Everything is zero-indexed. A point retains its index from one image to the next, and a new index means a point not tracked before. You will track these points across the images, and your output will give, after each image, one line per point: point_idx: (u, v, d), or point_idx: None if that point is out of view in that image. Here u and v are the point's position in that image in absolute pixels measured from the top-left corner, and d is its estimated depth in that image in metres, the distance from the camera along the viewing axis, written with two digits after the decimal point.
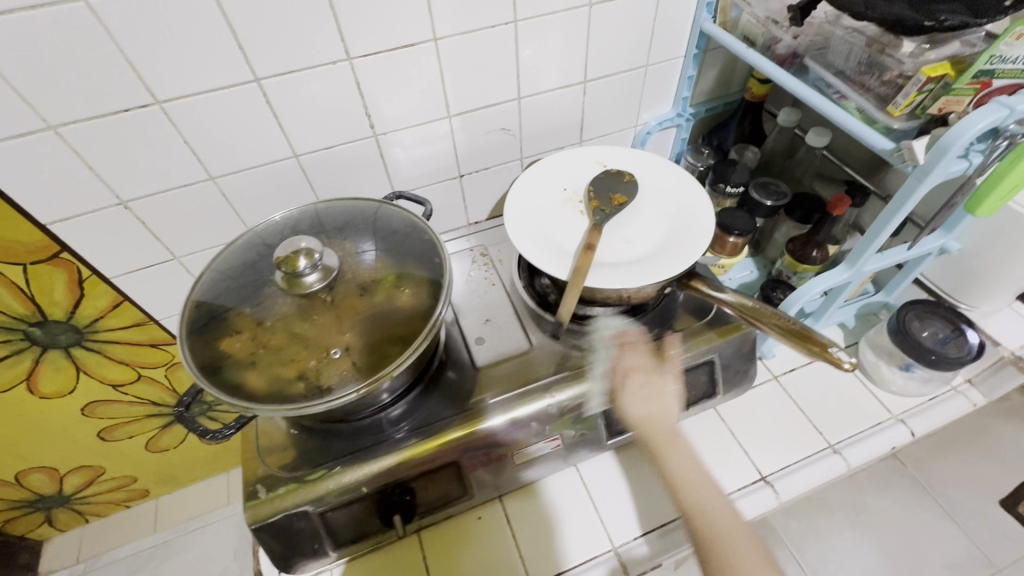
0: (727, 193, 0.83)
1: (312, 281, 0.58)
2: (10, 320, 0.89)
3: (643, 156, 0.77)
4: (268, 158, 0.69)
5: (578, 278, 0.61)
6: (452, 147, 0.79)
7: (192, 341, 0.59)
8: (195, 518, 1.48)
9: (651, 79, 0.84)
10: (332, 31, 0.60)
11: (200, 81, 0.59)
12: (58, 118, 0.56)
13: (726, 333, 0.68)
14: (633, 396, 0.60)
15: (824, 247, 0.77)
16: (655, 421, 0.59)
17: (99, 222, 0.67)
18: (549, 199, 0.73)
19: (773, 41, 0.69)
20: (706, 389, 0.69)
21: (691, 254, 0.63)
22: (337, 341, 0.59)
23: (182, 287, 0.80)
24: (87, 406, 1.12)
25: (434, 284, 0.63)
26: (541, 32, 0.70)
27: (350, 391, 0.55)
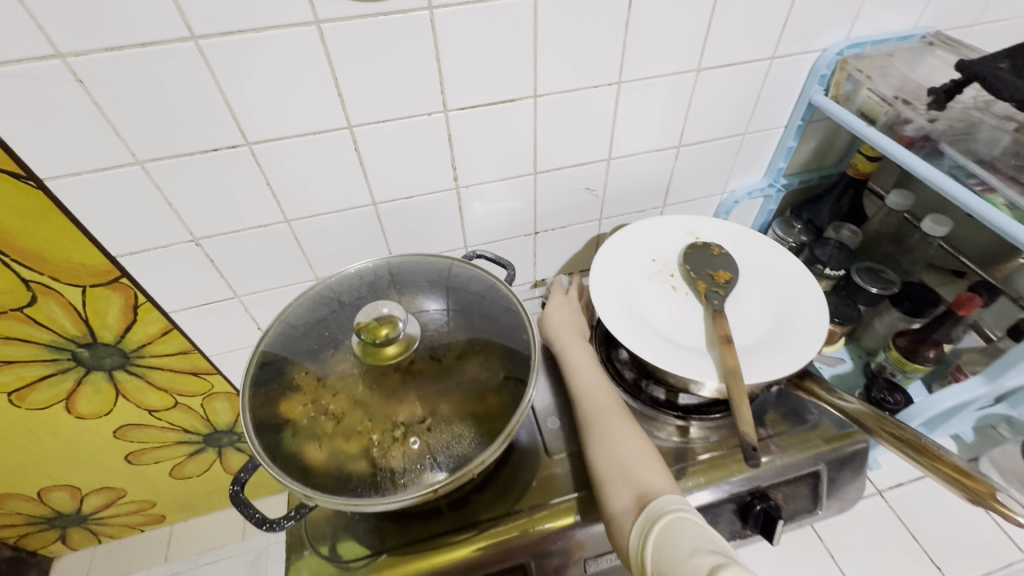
0: (824, 275, 0.76)
1: (394, 353, 0.53)
2: (60, 339, 0.87)
3: (741, 231, 0.71)
4: (347, 205, 0.66)
5: (734, 379, 0.53)
6: (532, 204, 0.75)
7: (253, 398, 0.55)
8: (207, 551, 1.41)
9: (747, 147, 0.79)
10: (435, 83, 0.57)
11: (294, 125, 0.56)
12: (147, 154, 0.54)
13: (833, 441, 0.60)
14: (571, 351, 0.63)
15: (941, 346, 0.70)
16: (562, 335, 0.65)
17: (169, 256, 0.64)
18: (636, 269, 0.67)
19: (899, 121, 0.65)
20: (808, 504, 0.60)
21: (807, 352, 0.55)
22: (405, 418, 0.52)
23: (236, 326, 0.77)
24: (120, 429, 1.09)
25: (510, 356, 0.57)
26: (644, 95, 0.67)
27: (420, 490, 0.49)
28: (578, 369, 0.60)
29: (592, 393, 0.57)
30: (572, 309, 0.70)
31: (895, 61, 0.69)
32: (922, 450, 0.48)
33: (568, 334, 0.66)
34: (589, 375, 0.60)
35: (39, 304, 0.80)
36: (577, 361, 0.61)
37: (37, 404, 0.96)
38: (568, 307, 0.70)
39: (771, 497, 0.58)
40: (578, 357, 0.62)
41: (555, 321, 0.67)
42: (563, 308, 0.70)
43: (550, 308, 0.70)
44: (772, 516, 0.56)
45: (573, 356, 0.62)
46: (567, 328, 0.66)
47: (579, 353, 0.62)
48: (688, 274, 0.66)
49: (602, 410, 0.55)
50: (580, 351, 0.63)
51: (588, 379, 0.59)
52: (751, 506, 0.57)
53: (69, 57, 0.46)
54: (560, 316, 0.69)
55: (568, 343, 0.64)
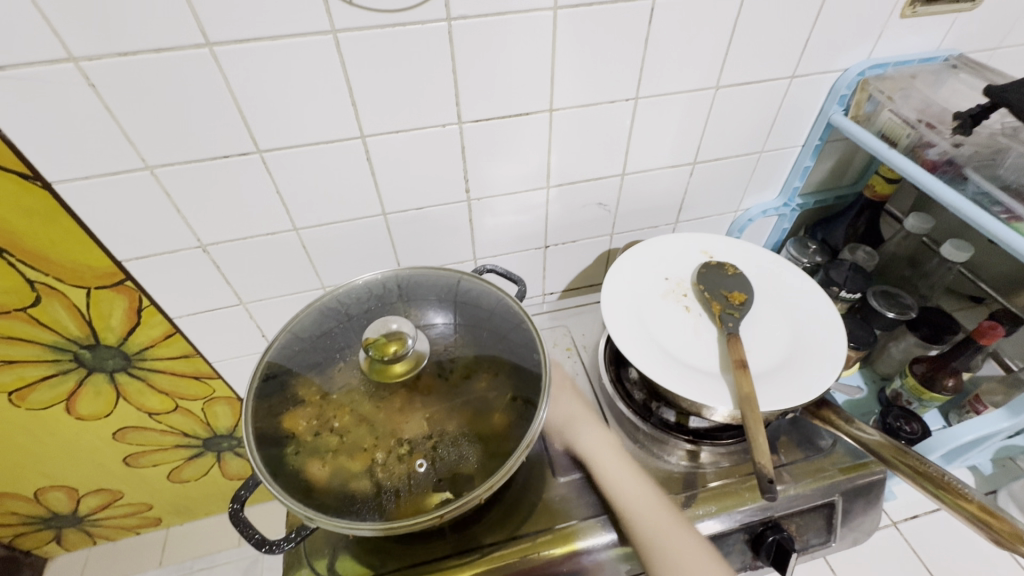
0: (840, 297, 0.75)
1: (399, 371, 0.52)
2: (63, 340, 0.86)
3: (756, 251, 0.70)
4: (356, 214, 0.65)
5: (750, 407, 0.51)
6: (544, 218, 0.74)
7: (257, 409, 0.53)
8: (203, 556, 1.40)
9: (763, 166, 0.78)
10: (450, 95, 0.57)
11: (306, 134, 0.56)
12: (157, 159, 0.53)
13: (849, 471, 0.58)
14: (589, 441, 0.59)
15: (959, 374, 0.68)
16: (579, 428, 0.60)
17: (175, 262, 0.63)
18: (648, 288, 0.66)
19: (921, 144, 0.63)
20: (822, 537, 0.58)
21: (824, 379, 0.54)
22: (412, 436, 0.51)
23: (240, 332, 0.76)
24: (119, 431, 1.08)
25: (519, 374, 0.56)
26: (661, 111, 0.66)
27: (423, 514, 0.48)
28: (608, 470, 0.56)
29: (632, 498, 0.54)
30: (575, 394, 0.63)
31: (918, 83, 0.68)
32: (944, 486, 0.47)
33: (582, 423, 0.61)
34: (619, 470, 0.56)
35: (43, 304, 0.79)
36: (604, 455, 0.58)
37: (37, 404, 0.95)
38: (575, 392, 0.63)
39: (784, 528, 0.56)
40: (605, 453, 0.58)
41: (562, 412, 0.61)
42: (568, 394, 0.63)
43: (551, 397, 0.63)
44: (785, 548, 0.54)
45: (598, 453, 0.58)
46: (580, 417, 0.61)
47: (603, 449, 0.58)
48: (702, 294, 0.65)
49: (651, 518, 0.52)
50: (605, 445, 0.59)
51: (624, 481, 0.55)
52: (762, 536, 0.55)
53: (81, 61, 0.45)
54: (566, 405, 0.62)
55: (584, 431, 0.60)
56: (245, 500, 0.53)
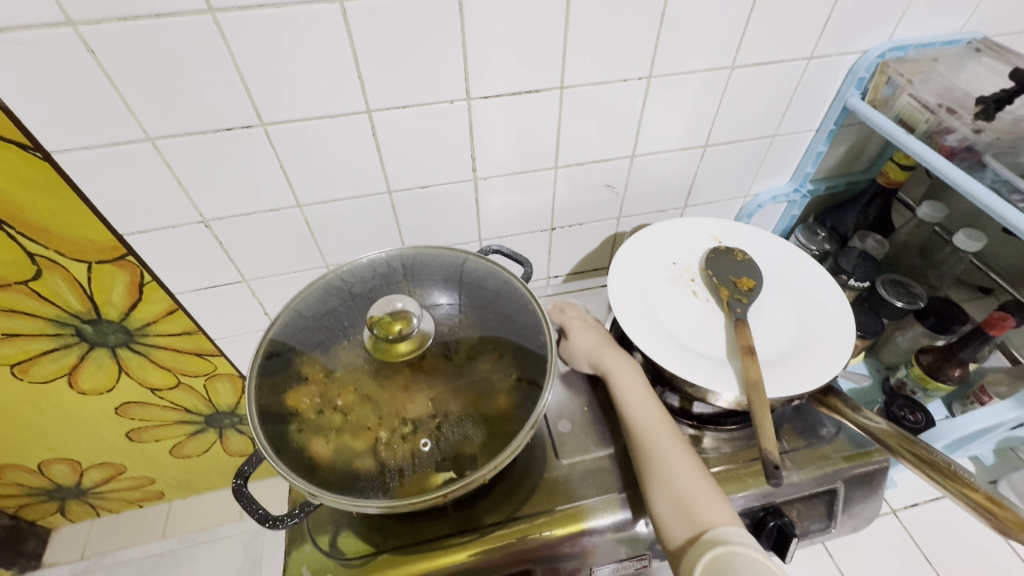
0: (848, 286, 0.74)
1: (407, 349, 0.52)
2: (64, 314, 0.86)
3: (766, 237, 0.69)
4: (361, 191, 0.64)
5: (756, 393, 0.51)
6: (551, 199, 0.73)
7: (260, 386, 0.53)
8: (205, 530, 1.42)
9: (775, 150, 0.76)
10: (459, 70, 0.55)
11: (311, 108, 0.54)
12: (158, 131, 0.52)
13: (851, 458, 0.58)
14: (617, 369, 0.59)
15: (966, 365, 0.68)
16: (603, 356, 0.61)
17: (177, 236, 0.62)
18: (656, 272, 0.65)
19: (941, 129, 0.62)
20: (822, 523, 0.58)
21: (831, 367, 0.53)
22: (416, 416, 0.51)
23: (242, 309, 0.75)
24: (121, 405, 1.08)
25: (524, 355, 0.56)
26: (674, 92, 0.64)
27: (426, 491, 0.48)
28: (628, 392, 0.57)
29: (646, 420, 0.54)
30: (598, 331, 0.65)
31: (939, 67, 0.66)
32: (954, 478, 0.47)
33: (607, 351, 0.61)
34: (637, 395, 0.56)
35: (43, 278, 0.79)
36: (623, 378, 0.58)
37: (40, 377, 0.95)
38: (596, 329, 0.65)
39: (784, 514, 0.56)
40: (626, 378, 0.58)
41: (585, 346, 0.63)
42: (590, 329, 0.65)
43: (573, 330, 0.65)
44: (785, 533, 0.54)
45: (620, 376, 0.58)
46: (603, 348, 0.62)
47: (624, 374, 0.58)
48: (709, 279, 0.64)
49: (663, 449, 0.51)
50: (628, 371, 0.59)
51: (639, 404, 0.55)
52: (763, 521, 0.55)
53: (79, 26, 0.44)
54: (587, 338, 0.64)
55: (610, 363, 0.60)
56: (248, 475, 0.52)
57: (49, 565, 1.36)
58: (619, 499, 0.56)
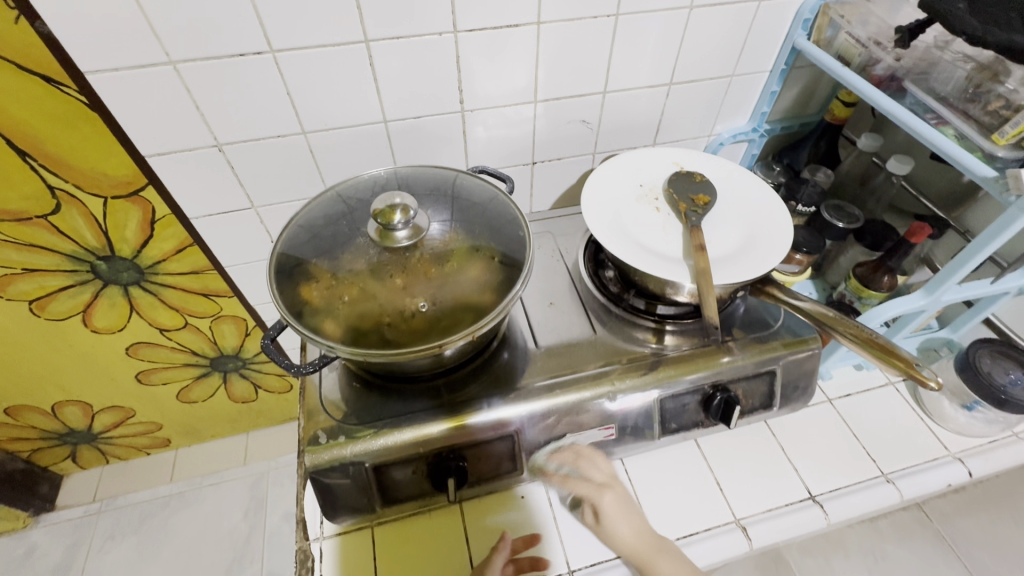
0: (797, 212, 0.83)
1: (401, 237, 0.60)
2: (81, 251, 0.92)
3: (724, 164, 0.77)
4: (360, 119, 0.71)
5: (704, 279, 0.60)
6: (532, 133, 0.80)
7: (278, 281, 0.61)
8: (211, 473, 1.50)
9: (735, 90, 0.84)
10: (446, 3, 0.62)
11: (315, 37, 0.61)
12: (180, 55, 0.59)
13: (790, 345, 0.67)
14: (663, 569, 0.57)
15: (894, 274, 0.76)
16: (642, 555, 0.58)
17: (194, 160, 0.69)
18: (625, 193, 0.73)
19: (871, 62, 0.71)
20: (764, 401, 0.68)
21: (771, 260, 0.62)
22: (416, 301, 0.59)
23: (250, 237, 0.82)
24: (132, 346, 1.15)
25: (508, 258, 0.64)
26: (639, 30, 0.72)
27: (430, 346, 0.56)
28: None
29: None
30: (634, 510, 0.61)
31: (874, 8, 0.75)
32: (863, 337, 0.57)
33: (649, 546, 0.58)
34: (682, 574, 0.57)
35: (62, 212, 0.85)
36: (659, 559, 0.58)
37: (56, 315, 1.02)
38: (620, 498, 0.61)
39: (731, 391, 0.66)
40: (677, 572, 0.57)
41: (626, 542, 0.59)
42: (620, 510, 0.60)
43: (608, 518, 0.60)
44: (730, 404, 0.64)
45: (661, 564, 0.57)
46: (642, 547, 0.58)
47: (666, 562, 0.58)
48: (671, 197, 0.72)
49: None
50: (674, 564, 0.57)
51: (682, 574, 0.57)
52: (712, 397, 0.65)
53: None
54: (628, 528, 0.59)
55: (655, 562, 0.58)
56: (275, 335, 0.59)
57: (63, 507, 1.43)
58: (583, 379, 0.64)
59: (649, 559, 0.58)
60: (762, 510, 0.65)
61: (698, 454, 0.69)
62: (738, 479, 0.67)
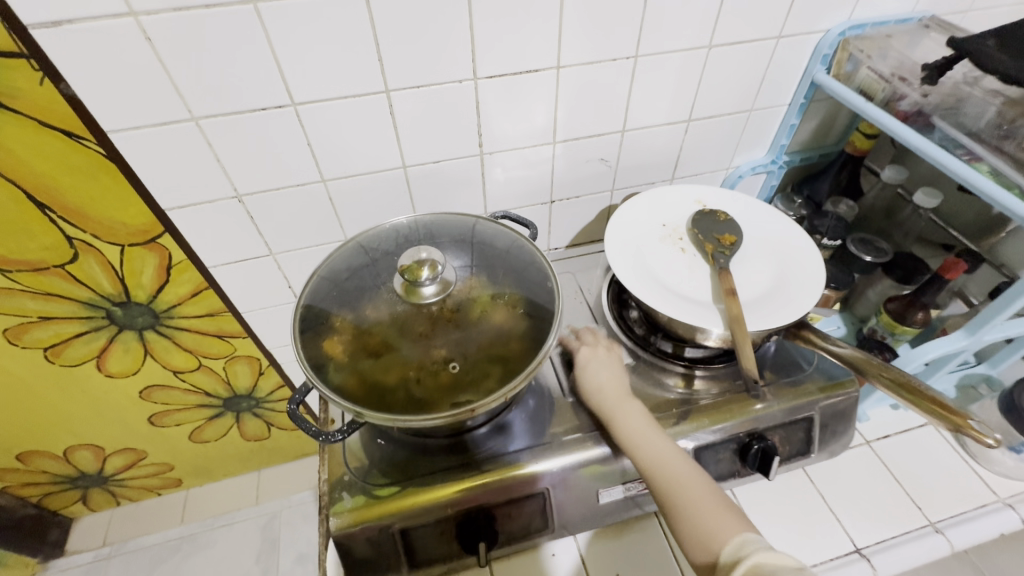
0: (822, 245, 0.81)
1: (428, 292, 0.59)
2: (97, 297, 0.91)
3: (747, 200, 0.76)
4: (379, 166, 0.71)
5: (738, 326, 0.58)
6: (550, 172, 0.80)
7: (301, 335, 0.60)
8: (223, 514, 1.47)
9: (753, 124, 0.83)
10: (466, 51, 0.62)
11: (335, 89, 0.61)
12: (202, 111, 0.58)
13: (827, 389, 0.65)
14: (619, 412, 0.59)
15: (928, 310, 0.74)
16: (606, 397, 0.61)
17: (213, 212, 0.69)
18: (648, 233, 0.72)
19: (896, 97, 0.70)
20: (802, 448, 0.65)
21: (804, 304, 0.60)
22: (442, 354, 0.58)
23: (267, 283, 0.81)
24: (145, 389, 1.14)
25: (533, 306, 0.62)
26: (657, 70, 0.71)
27: (459, 408, 0.54)
28: (633, 431, 0.58)
29: (664, 458, 0.55)
30: (610, 365, 0.65)
31: (894, 42, 0.74)
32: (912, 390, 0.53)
33: (619, 395, 0.61)
34: (638, 418, 0.59)
35: (80, 261, 0.85)
36: (615, 398, 0.61)
37: (71, 361, 1.01)
38: (609, 358, 0.65)
39: (768, 439, 0.63)
40: (634, 420, 0.58)
41: (596, 383, 0.63)
42: (598, 359, 0.65)
43: (583, 365, 0.65)
44: (768, 454, 0.61)
45: (618, 412, 0.59)
46: (613, 390, 0.62)
47: (623, 409, 0.59)
48: (696, 237, 0.71)
49: (682, 484, 0.54)
50: (636, 414, 0.59)
51: (635, 420, 0.58)
52: (749, 446, 0.62)
53: (140, 16, 0.50)
54: (599, 375, 0.63)
55: (615, 409, 0.60)
56: (299, 400, 0.56)
57: (73, 552, 1.41)
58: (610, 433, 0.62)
59: (613, 412, 0.60)
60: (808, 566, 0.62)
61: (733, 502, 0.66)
62: (779, 531, 0.64)
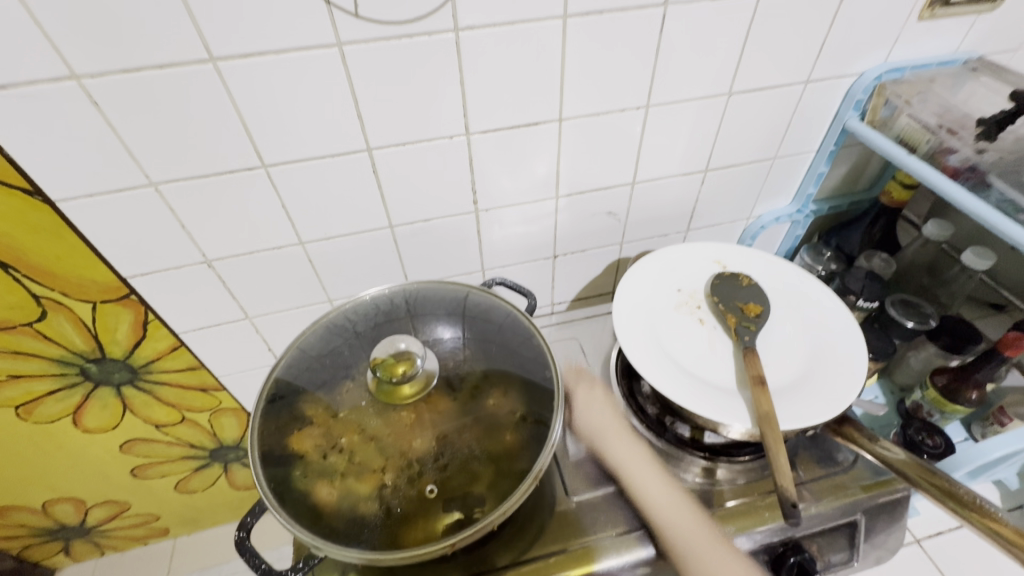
0: (857, 306, 0.72)
1: (406, 390, 0.51)
2: (69, 354, 0.85)
3: (773, 260, 0.68)
4: (363, 227, 0.64)
5: (769, 426, 0.50)
6: (552, 228, 0.73)
7: (263, 429, 0.52)
8: (210, 567, 1.38)
9: (776, 172, 0.76)
10: (456, 106, 0.56)
11: (313, 148, 0.55)
12: (161, 175, 0.53)
13: (871, 488, 0.57)
14: (613, 448, 0.60)
15: (983, 388, 0.66)
16: (607, 439, 0.60)
17: (180, 278, 0.63)
18: (661, 299, 0.65)
19: (943, 150, 0.62)
20: (844, 554, 0.56)
21: (845, 395, 0.52)
22: (423, 455, 0.50)
23: (245, 346, 0.75)
24: (126, 443, 1.07)
25: (530, 390, 0.54)
26: (670, 120, 0.64)
27: (440, 543, 0.45)
28: (627, 464, 0.59)
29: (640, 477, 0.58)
30: (608, 404, 0.63)
31: (936, 87, 0.66)
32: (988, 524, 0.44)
33: (609, 433, 0.61)
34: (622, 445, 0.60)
35: (48, 318, 0.79)
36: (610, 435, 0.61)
37: (44, 417, 0.95)
38: (607, 400, 0.63)
39: (805, 549, 0.54)
40: (629, 456, 0.59)
41: (595, 421, 0.62)
42: (599, 402, 0.63)
43: (579, 408, 0.63)
44: (806, 571, 0.52)
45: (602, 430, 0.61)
46: (608, 428, 0.61)
47: (607, 427, 0.61)
48: (716, 306, 0.63)
49: (683, 523, 0.53)
50: (632, 450, 0.60)
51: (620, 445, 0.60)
52: (783, 557, 0.54)
53: (84, 78, 0.45)
54: (596, 414, 0.62)
55: (613, 449, 0.60)
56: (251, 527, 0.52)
57: None
58: (636, 537, 0.54)
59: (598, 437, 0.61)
60: None
61: None
62: None
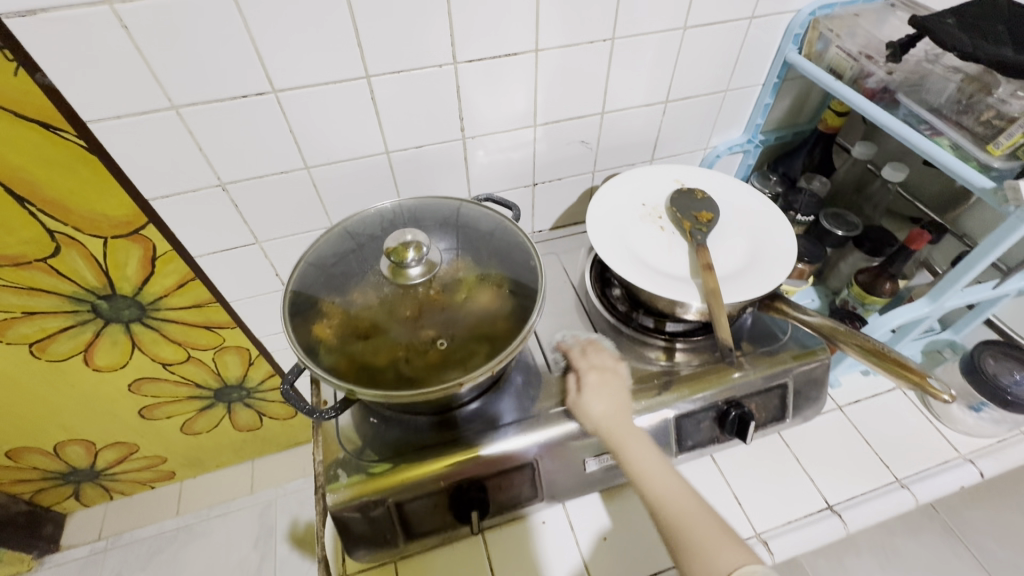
0: (796, 221, 0.84)
1: (414, 274, 0.60)
2: (81, 290, 0.91)
3: (725, 179, 0.78)
4: (363, 152, 0.71)
5: (715, 299, 0.61)
6: (532, 155, 0.81)
7: (287, 323, 0.60)
8: (218, 504, 1.47)
9: (729, 104, 0.85)
10: (445, 36, 0.63)
11: (316, 75, 0.61)
12: (182, 99, 0.59)
13: (800, 356, 0.69)
14: (637, 457, 0.57)
15: (896, 280, 0.78)
16: (614, 427, 0.60)
17: (197, 201, 0.69)
18: (628, 212, 0.74)
19: (863, 74, 0.74)
20: (776, 413, 0.70)
21: (777, 277, 0.63)
22: (431, 332, 0.59)
23: (254, 272, 0.82)
24: (134, 382, 1.14)
25: (517, 283, 0.64)
26: (634, 52, 0.73)
27: (455, 382, 0.56)
28: (622, 437, 0.59)
29: (643, 465, 0.57)
30: (614, 390, 0.64)
31: (862, 20, 0.77)
32: (867, 345, 0.58)
33: (620, 420, 0.61)
34: (653, 462, 0.57)
35: (61, 254, 0.83)
36: (636, 444, 0.59)
37: (57, 356, 1.00)
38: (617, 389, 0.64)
39: (745, 406, 0.67)
40: (635, 446, 0.58)
41: (597, 415, 0.61)
42: (610, 391, 0.64)
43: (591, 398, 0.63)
44: (745, 420, 0.65)
45: (633, 447, 0.58)
46: (616, 418, 0.61)
47: (638, 442, 0.59)
48: (675, 215, 0.73)
49: (681, 504, 0.54)
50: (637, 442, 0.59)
51: (657, 474, 0.56)
52: (727, 413, 0.66)
53: (115, 4, 0.50)
54: (605, 403, 0.62)
55: (625, 440, 0.59)
56: (293, 380, 0.60)
57: (67, 548, 1.40)
58: None
59: (619, 439, 0.59)
60: (784, 523, 0.68)
61: (714, 469, 0.72)
62: (761, 495, 0.70)
